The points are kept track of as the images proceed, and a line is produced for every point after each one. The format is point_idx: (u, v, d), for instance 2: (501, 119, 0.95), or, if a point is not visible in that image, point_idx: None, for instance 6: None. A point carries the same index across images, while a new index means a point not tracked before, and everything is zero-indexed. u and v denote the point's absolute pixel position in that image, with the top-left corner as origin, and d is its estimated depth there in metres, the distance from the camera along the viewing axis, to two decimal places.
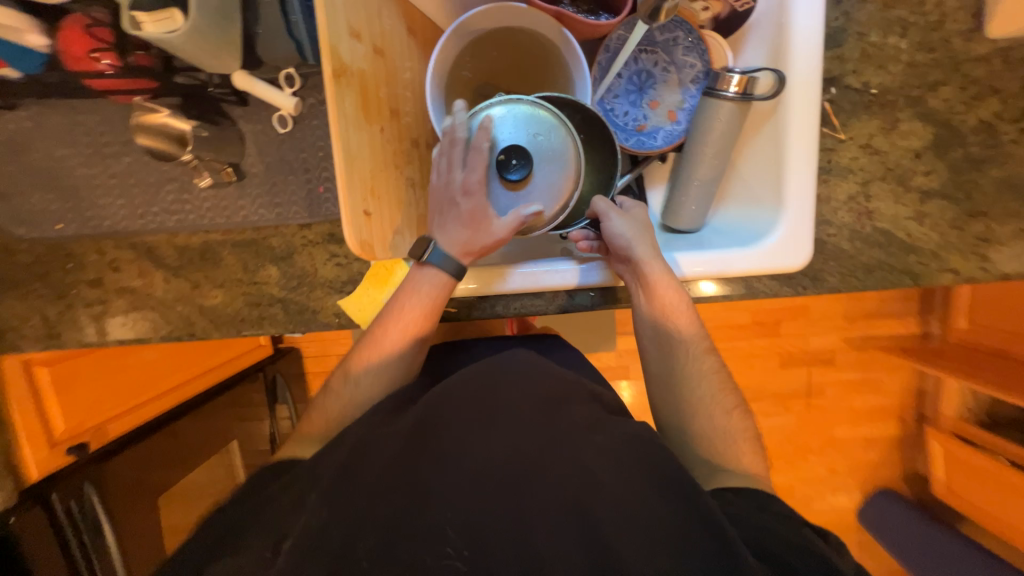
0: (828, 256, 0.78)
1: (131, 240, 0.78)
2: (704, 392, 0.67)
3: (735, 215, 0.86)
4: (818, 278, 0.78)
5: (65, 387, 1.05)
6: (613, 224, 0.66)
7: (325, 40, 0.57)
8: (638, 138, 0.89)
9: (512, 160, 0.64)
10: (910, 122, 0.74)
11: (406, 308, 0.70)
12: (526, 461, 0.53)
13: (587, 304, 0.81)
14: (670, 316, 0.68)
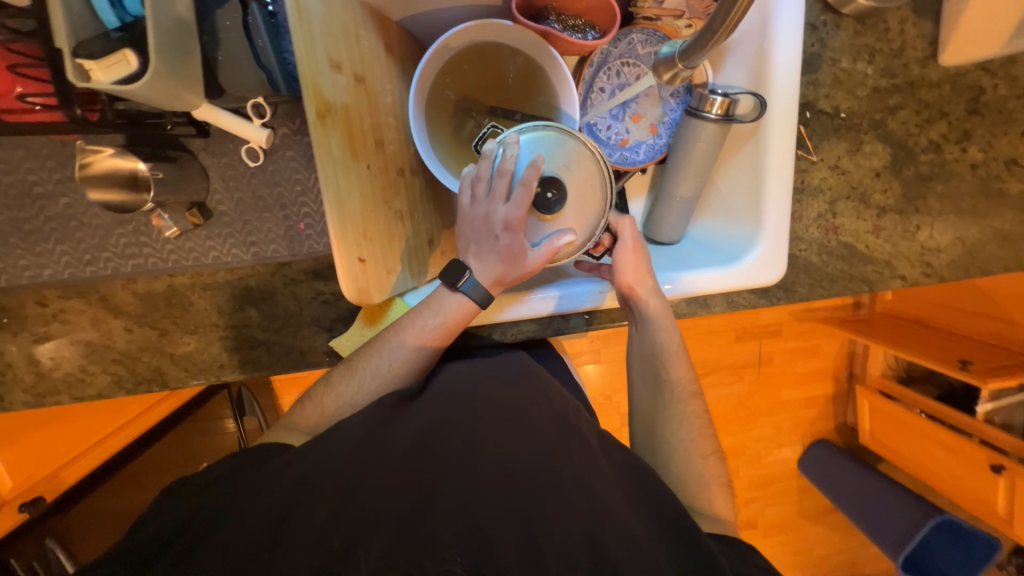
0: (799, 269, 0.84)
1: (82, 288, 0.69)
2: (681, 426, 0.72)
3: (711, 229, 0.90)
4: (790, 289, 0.85)
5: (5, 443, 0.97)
6: (624, 265, 0.69)
7: (306, 78, 0.53)
8: (622, 153, 0.88)
9: (548, 193, 0.62)
10: (872, 144, 0.80)
11: (424, 325, 0.68)
12: (538, 501, 0.54)
13: (582, 327, 0.83)
14: (662, 355, 0.74)
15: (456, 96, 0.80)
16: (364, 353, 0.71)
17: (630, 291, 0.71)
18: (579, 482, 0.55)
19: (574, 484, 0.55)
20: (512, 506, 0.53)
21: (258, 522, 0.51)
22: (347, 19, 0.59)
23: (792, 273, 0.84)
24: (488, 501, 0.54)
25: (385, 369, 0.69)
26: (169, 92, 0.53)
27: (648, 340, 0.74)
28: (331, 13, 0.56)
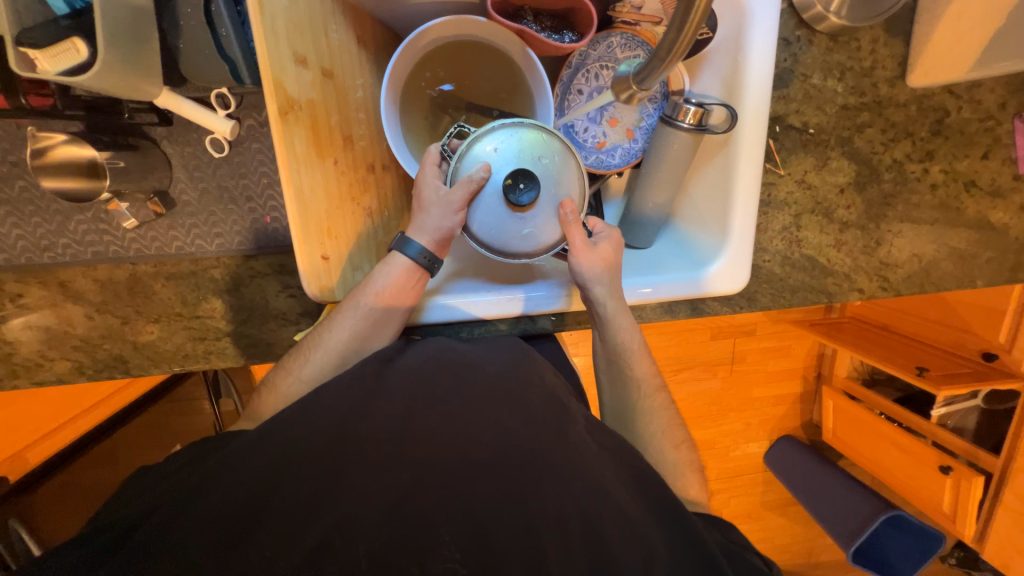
0: (762, 279, 0.86)
1: (41, 274, 0.68)
2: (652, 415, 0.74)
3: (683, 233, 0.91)
4: (752, 298, 0.87)
5: None
6: (578, 265, 0.67)
7: (267, 74, 0.52)
8: (598, 156, 0.88)
9: (520, 183, 0.61)
10: (838, 160, 0.82)
11: (361, 294, 0.66)
12: (524, 487, 0.49)
13: (547, 328, 0.83)
14: (625, 356, 0.74)
15: (432, 92, 0.79)
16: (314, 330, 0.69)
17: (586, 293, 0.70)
18: (571, 460, 0.52)
19: (569, 465, 0.51)
20: (490, 483, 0.50)
21: (204, 500, 0.46)
22: (314, 12, 0.58)
23: (755, 282, 0.86)
24: (467, 479, 0.50)
25: (326, 341, 0.66)
26: (126, 81, 0.53)
27: (608, 340, 0.73)
28: (296, 5, 0.55)
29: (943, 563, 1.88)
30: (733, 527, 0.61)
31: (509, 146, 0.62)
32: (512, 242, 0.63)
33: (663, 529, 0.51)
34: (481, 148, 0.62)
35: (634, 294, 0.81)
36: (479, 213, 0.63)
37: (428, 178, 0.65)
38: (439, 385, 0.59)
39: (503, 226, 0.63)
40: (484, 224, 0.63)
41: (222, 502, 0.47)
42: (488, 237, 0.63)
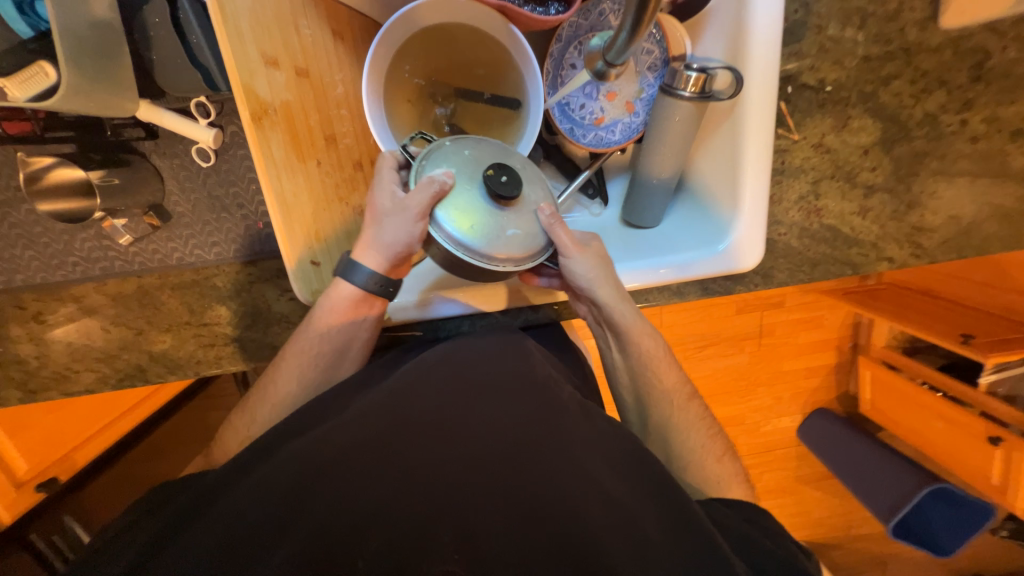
0: (778, 254, 0.81)
1: (57, 291, 0.71)
2: (671, 404, 0.68)
3: (691, 209, 0.86)
4: (767, 275, 0.82)
5: (14, 433, 1.02)
6: (573, 268, 0.61)
7: (237, 80, 0.51)
8: (597, 134, 0.84)
9: (502, 176, 0.54)
10: (861, 119, 0.75)
11: (313, 334, 0.63)
12: (511, 480, 0.48)
13: (552, 317, 0.81)
14: (650, 365, 0.68)
15: (416, 79, 0.76)
16: (264, 378, 0.65)
17: (589, 296, 0.64)
18: (558, 452, 0.50)
19: (559, 457, 0.50)
20: (479, 470, 0.48)
21: (205, 506, 0.47)
22: (281, 10, 0.56)
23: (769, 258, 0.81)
24: (458, 466, 0.48)
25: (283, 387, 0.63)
26: (95, 98, 0.54)
27: (628, 340, 0.67)
28: (259, 3, 0.53)
29: (993, 535, 1.79)
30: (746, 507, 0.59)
31: (479, 148, 0.57)
32: (493, 241, 0.53)
33: (662, 508, 0.48)
34: (449, 149, 0.56)
35: (644, 276, 0.78)
36: (449, 211, 0.53)
37: (387, 181, 0.57)
38: (425, 385, 0.57)
39: (481, 225, 0.53)
40: (457, 223, 0.53)
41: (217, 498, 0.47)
42: (463, 236, 0.52)
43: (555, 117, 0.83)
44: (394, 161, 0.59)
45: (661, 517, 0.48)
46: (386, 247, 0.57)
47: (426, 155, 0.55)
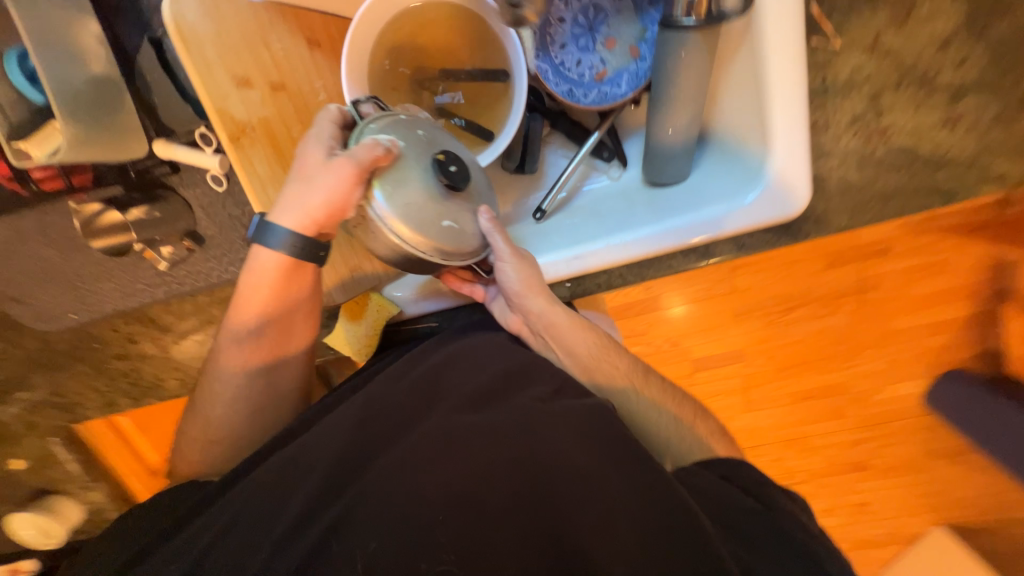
0: (831, 193, 0.67)
1: (136, 314, 0.84)
2: (632, 391, 0.63)
3: (723, 155, 0.75)
4: (822, 219, 0.68)
5: (145, 427, 1.15)
6: (504, 273, 0.63)
7: (210, 106, 0.55)
8: (600, 89, 0.78)
9: (452, 165, 0.56)
10: (932, 2, 0.58)
11: (242, 325, 0.63)
12: (490, 485, 0.49)
13: (565, 296, 0.78)
14: (597, 362, 0.66)
15: (400, 70, 0.75)
16: (206, 376, 0.67)
17: (524, 297, 0.65)
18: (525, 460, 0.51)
19: (529, 460, 0.51)
20: (457, 450, 0.51)
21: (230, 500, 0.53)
22: (247, 30, 0.59)
23: (819, 200, 0.67)
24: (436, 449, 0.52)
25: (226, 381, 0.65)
26: (109, 147, 0.63)
27: (560, 344, 0.67)
28: (224, 28, 0.56)
29: None
30: (742, 468, 0.53)
31: (434, 132, 0.58)
32: (426, 227, 0.54)
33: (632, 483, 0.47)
34: (410, 122, 0.57)
35: (661, 242, 0.70)
36: (391, 181, 0.53)
37: (323, 137, 0.55)
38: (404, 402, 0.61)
39: (420, 206, 0.54)
40: (397, 195, 0.53)
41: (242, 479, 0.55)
42: (396, 209, 0.52)
43: (550, 81, 0.77)
44: (339, 117, 0.57)
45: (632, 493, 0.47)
46: (303, 205, 0.54)
47: (380, 122, 0.56)
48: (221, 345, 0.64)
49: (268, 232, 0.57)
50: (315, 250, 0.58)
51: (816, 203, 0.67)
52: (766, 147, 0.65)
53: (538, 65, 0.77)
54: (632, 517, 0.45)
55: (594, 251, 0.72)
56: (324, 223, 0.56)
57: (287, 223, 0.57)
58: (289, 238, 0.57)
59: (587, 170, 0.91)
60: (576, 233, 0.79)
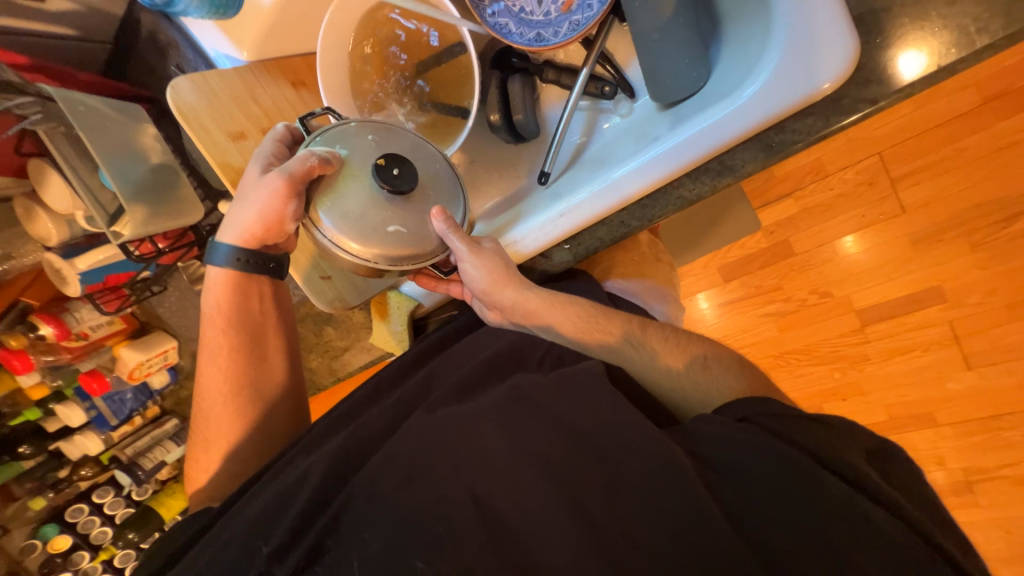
0: (882, 37, 0.50)
1: None
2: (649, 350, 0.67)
3: (734, 49, 0.63)
4: (887, 75, 0.50)
5: None
6: (468, 274, 0.69)
7: (214, 161, 0.67)
8: (570, 21, 0.69)
9: (395, 168, 0.64)
10: None
11: (211, 340, 0.71)
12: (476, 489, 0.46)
13: (568, 259, 0.70)
14: (589, 333, 0.70)
15: (375, 83, 0.81)
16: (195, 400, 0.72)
17: (496, 291, 0.70)
18: (503, 467, 0.48)
19: (504, 465, 0.48)
20: (443, 441, 0.51)
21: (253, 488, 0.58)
22: (237, 92, 0.70)
23: (873, 51, 0.51)
24: (430, 435, 0.53)
25: (206, 396, 0.71)
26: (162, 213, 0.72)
27: (542, 328, 0.71)
28: (214, 97, 0.68)
29: None
30: (762, 405, 0.55)
31: (375, 137, 0.67)
32: (371, 233, 0.63)
33: (621, 448, 0.49)
34: (354, 136, 0.66)
35: (660, 167, 0.59)
36: (332, 194, 0.63)
37: (261, 156, 0.65)
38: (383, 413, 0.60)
39: (366, 214, 0.63)
40: (341, 209, 0.63)
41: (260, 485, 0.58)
42: (344, 217, 0.62)
43: (514, 35, 0.71)
44: (283, 136, 0.68)
45: (622, 454, 0.48)
46: (243, 221, 0.65)
47: (322, 139, 0.65)
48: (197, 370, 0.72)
49: (213, 251, 0.68)
50: (259, 261, 0.69)
51: (872, 55, 0.51)
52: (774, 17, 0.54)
53: (498, 22, 0.72)
54: (620, 490, 0.46)
55: (582, 203, 0.65)
56: (266, 235, 0.66)
57: (229, 238, 0.67)
58: (232, 253, 0.68)
59: (592, 115, 0.82)
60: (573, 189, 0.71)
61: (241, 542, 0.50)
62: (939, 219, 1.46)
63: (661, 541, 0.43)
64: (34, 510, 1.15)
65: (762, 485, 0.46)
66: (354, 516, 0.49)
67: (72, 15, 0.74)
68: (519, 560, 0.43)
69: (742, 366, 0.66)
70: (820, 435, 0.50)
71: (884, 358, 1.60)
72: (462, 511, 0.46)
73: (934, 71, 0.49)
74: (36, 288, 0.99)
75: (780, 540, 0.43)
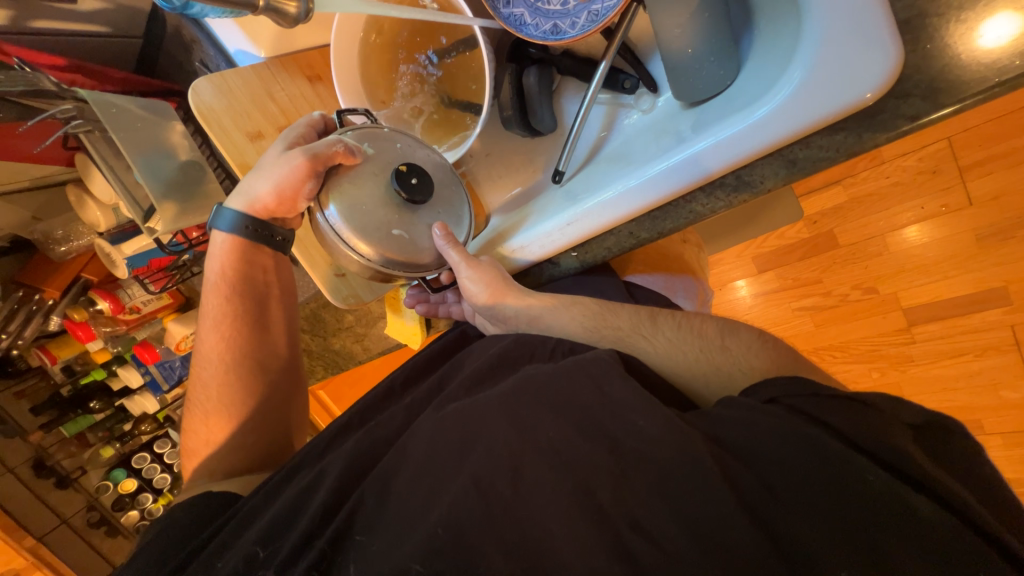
0: (931, 42, 0.44)
1: None
2: (670, 340, 0.61)
3: (764, 49, 0.58)
4: (936, 87, 0.45)
5: (336, 397, 1.43)
6: (468, 286, 0.70)
7: (233, 161, 0.71)
8: (587, 12, 0.64)
9: (412, 179, 0.66)
10: None
11: (210, 305, 0.76)
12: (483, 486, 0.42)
13: (574, 267, 0.72)
14: (599, 327, 0.65)
15: (389, 75, 0.80)
16: (194, 360, 0.77)
17: (496, 302, 0.70)
18: (511, 462, 0.44)
19: (509, 461, 0.44)
20: (449, 437, 0.49)
21: (271, 482, 0.61)
22: (254, 90, 0.73)
23: (922, 59, 0.45)
24: (437, 431, 0.51)
25: (203, 360, 0.76)
26: (187, 207, 0.75)
27: (547, 330, 0.68)
28: (232, 97, 0.71)
29: None
30: (798, 384, 0.48)
31: (397, 141, 0.69)
32: (374, 232, 0.64)
33: (635, 437, 0.43)
34: (382, 139, 0.68)
35: (669, 182, 0.56)
36: (343, 186, 0.64)
37: (288, 136, 0.67)
38: (395, 417, 0.61)
39: (374, 213, 0.64)
40: (349, 203, 0.64)
41: (277, 483, 0.60)
42: (349, 216, 0.63)
43: (529, 26, 0.68)
44: (316, 124, 0.70)
45: (638, 445, 0.43)
46: (256, 192, 0.67)
47: (352, 134, 0.67)
48: (198, 335, 0.76)
49: (221, 215, 0.71)
50: (265, 231, 0.73)
51: (919, 65, 0.45)
52: (808, 13, 0.48)
53: (512, 12, 0.69)
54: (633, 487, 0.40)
55: (587, 213, 0.64)
56: (274, 210, 0.68)
57: (239, 204, 0.71)
58: (239, 220, 0.71)
59: (612, 110, 0.78)
60: (583, 193, 0.70)
61: (251, 540, 0.52)
62: (1011, 214, 1.31)
63: (676, 535, 0.38)
64: (107, 456, 1.36)
65: (802, 477, 0.40)
66: (368, 514, 0.49)
67: (102, 12, 0.78)
68: (531, 559, 0.39)
69: (764, 345, 0.59)
70: (864, 418, 0.43)
71: (930, 360, 1.49)
72: (467, 500, 0.42)
73: (989, 86, 0.43)
74: (94, 265, 1.08)
75: (822, 546, 0.36)
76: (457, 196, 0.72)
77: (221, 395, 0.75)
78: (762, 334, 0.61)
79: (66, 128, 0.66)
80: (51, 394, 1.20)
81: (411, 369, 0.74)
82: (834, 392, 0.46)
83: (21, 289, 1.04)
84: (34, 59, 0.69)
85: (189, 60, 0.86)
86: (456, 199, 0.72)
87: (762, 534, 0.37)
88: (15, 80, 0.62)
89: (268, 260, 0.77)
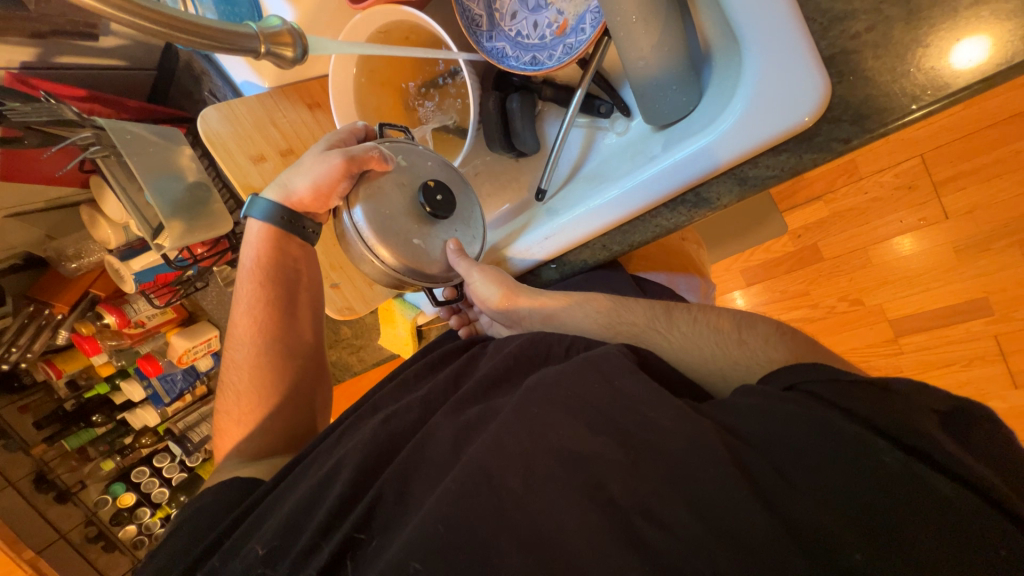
0: (858, 76, 0.50)
1: None
2: (681, 334, 0.64)
3: (724, 77, 0.63)
4: (862, 114, 0.50)
5: None
6: (476, 286, 0.74)
7: (238, 182, 0.78)
8: (562, 45, 0.70)
9: (438, 194, 0.71)
10: None
11: (242, 293, 0.80)
12: (493, 479, 0.47)
13: (554, 277, 0.77)
14: (614, 322, 0.68)
15: (383, 102, 0.86)
16: (225, 349, 0.82)
17: (507, 303, 0.74)
18: (518, 457, 0.47)
19: (517, 457, 0.47)
20: (472, 437, 0.54)
21: (286, 484, 0.63)
22: (258, 116, 0.79)
23: (849, 90, 0.50)
24: (459, 433, 0.55)
25: (235, 350, 0.81)
26: (194, 225, 0.81)
27: (566, 328, 0.71)
28: (238, 124, 0.77)
29: None
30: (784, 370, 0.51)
31: (428, 155, 0.74)
32: (395, 240, 0.69)
33: (646, 429, 0.46)
34: (415, 155, 0.73)
35: (636, 199, 0.62)
36: (371, 191, 0.69)
37: (331, 139, 0.73)
38: (403, 412, 0.63)
39: (396, 219, 0.69)
40: (373, 208, 0.68)
41: (293, 477, 0.64)
42: (371, 223, 0.68)
43: (511, 57, 0.75)
44: (358, 132, 0.75)
45: (636, 434, 0.46)
46: (297, 189, 0.72)
47: (387, 145, 0.72)
48: (232, 319, 0.81)
49: (255, 207, 0.76)
50: (295, 223, 0.77)
51: (845, 95, 0.51)
52: (744, 53, 0.54)
53: (495, 45, 0.76)
54: (632, 473, 0.44)
55: (566, 226, 0.69)
56: (307, 205, 0.74)
57: (274, 196, 0.76)
58: (274, 212, 0.76)
59: (590, 133, 0.83)
60: (564, 207, 0.75)
61: (270, 538, 0.55)
62: (986, 228, 1.36)
63: (691, 522, 0.40)
64: (107, 469, 1.35)
65: (806, 457, 0.42)
66: (384, 513, 0.52)
67: (120, 48, 0.86)
68: (539, 550, 0.42)
69: (782, 336, 0.60)
70: (885, 404, 0.44)
71: (920, 372, 1.50)
72: (477, 488, 0.46)
73: (909, 112, 0.49)
74: (103, 281, 1.12)
75: (810, 523, 0.39)
76: (473, 210, 0.77)
77: (253, 381, 0.79)
78: (781, 328, 0.61)
79: (85, 154, 0.73)
80: (54, 409, 1.23)
81: (439, 363, 0.77)
82: (813, 373, 0.49)
83: (32, 303, 1.08)
84: (59, 92, 0.76)
85: (198, 90, 0.93)
86: (473, 211, 0.77)
87: (769, 516, 0.39)
88: (41, 110, 0.69)
89: (293, 261, 0.80)
